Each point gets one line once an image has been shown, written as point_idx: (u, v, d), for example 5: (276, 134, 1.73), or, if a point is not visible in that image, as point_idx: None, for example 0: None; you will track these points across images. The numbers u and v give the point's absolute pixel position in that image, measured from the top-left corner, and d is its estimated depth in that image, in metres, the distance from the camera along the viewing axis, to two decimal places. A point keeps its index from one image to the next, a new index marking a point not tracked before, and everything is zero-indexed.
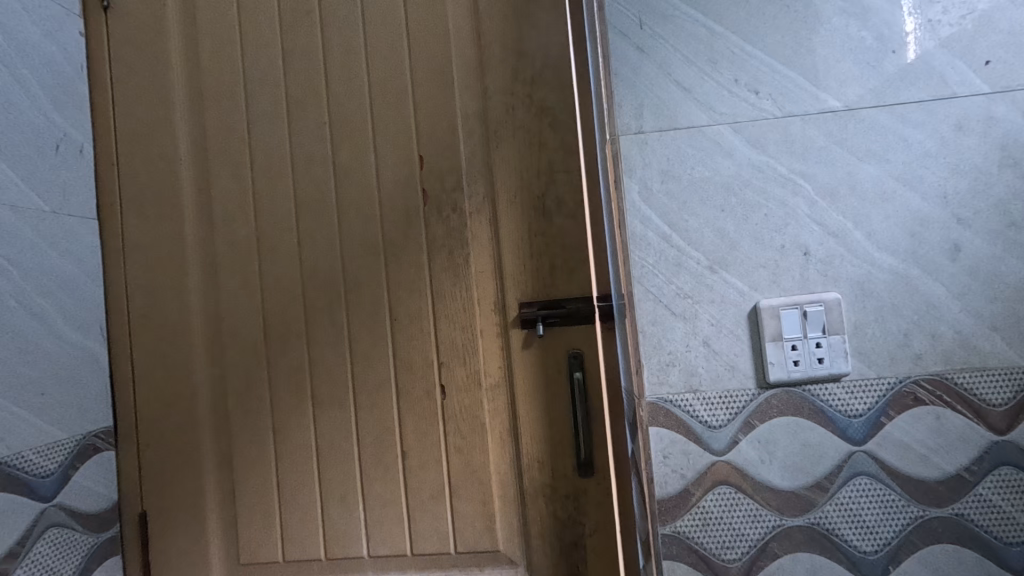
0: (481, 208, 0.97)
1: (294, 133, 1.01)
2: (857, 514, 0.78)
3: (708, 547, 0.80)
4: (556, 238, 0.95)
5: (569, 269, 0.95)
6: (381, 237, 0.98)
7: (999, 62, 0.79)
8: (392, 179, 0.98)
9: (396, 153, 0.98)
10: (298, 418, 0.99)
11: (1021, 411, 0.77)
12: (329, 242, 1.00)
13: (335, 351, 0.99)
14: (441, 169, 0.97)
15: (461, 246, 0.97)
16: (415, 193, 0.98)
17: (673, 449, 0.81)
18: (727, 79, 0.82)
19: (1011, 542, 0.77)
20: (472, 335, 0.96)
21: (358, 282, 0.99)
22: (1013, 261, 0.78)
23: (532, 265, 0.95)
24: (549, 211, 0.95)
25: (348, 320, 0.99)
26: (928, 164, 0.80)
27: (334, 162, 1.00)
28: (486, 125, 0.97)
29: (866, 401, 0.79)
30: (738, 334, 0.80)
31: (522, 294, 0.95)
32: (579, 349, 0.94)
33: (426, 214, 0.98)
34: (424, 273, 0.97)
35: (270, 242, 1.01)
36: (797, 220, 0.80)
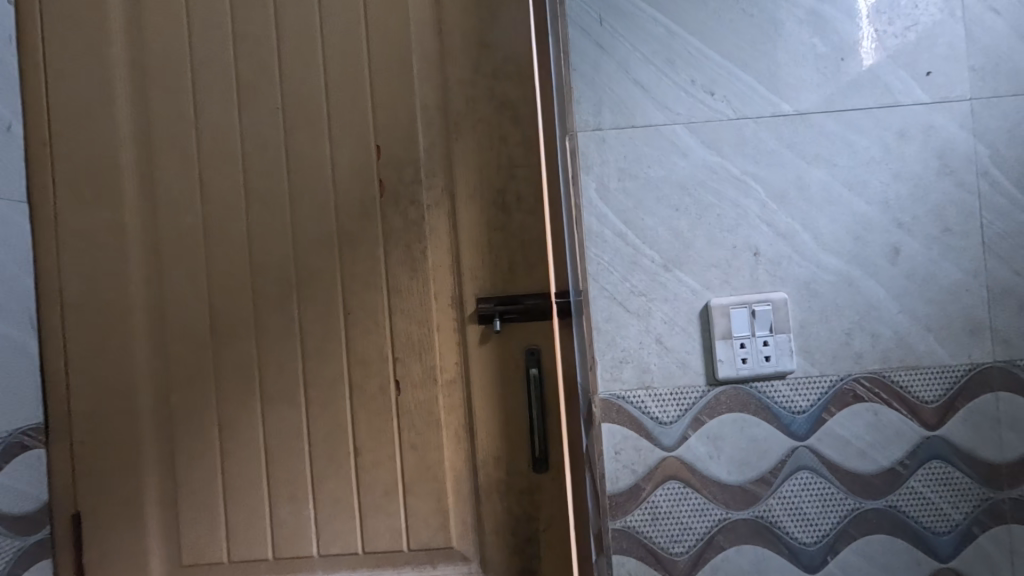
0: (440, 201, 0.95)
1: (245, 117, 0.96)
2: (798, 507, 0.81)
3: (657, 541, 0.81)
4: (515, 233, 0.95)
5: (527, 265, 0.95)
6: (336, 228, 0.96)
7: (939, 73, 0.82)
8: (348, 169, 0.96)
9: (353, 141, 0.95)
10: (245, 414, 0.96)
11: (949, 408, 0.81)
12: (281, 232, 0.96)
13: (286, 344, 0.96)
14: (399, 160, 0.95)
15: (419, 240, 0.95)
16: (371, 184, 0.95)
17: (624, 445, 0.81)
18: (685, 79, 0.83)
19: (937, 530, 0.81)
20: (429, 330, 0.95)
21: (312, 273, 0.96)
22: (946, 265, 0.82)
23: (490, 260, 0.95)
24: (508, 206, 0.94)
25: (301, 312, 0.96)
26: (872, 170, 0.82)
27: (287, 148, 0.96)
28: (446, 117, 0.95)
29: (809, 398, 0.81)
30: (689, 332, 0.82)
31: (479, 289, 0.94)
32: (536, 345, 0.94)
33: (383, 206, 0.95)
34: (380, 266, 0.95)
35: (218, 231, 0.97)
36: (749, 221, 0.82)
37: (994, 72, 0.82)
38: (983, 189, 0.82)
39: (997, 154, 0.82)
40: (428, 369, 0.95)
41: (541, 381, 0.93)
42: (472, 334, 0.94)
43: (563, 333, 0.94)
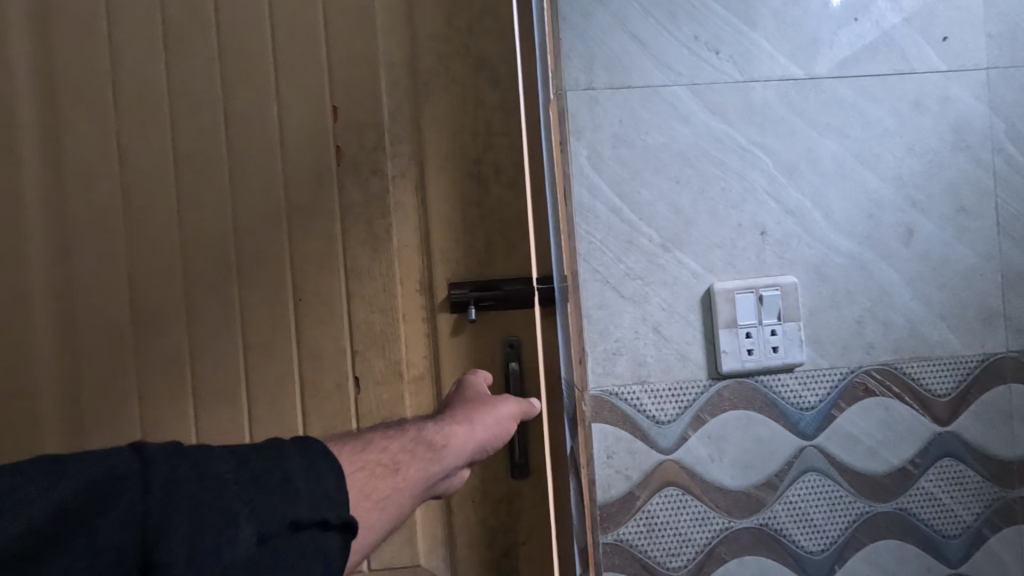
0: (406, 171, 0.83)
1: (173, 66, 0.81)
2: (805, 513, 0.73)
3: (652, 555, 0.72)
4: (492, 209, 0.83)
5: (505, 246, 0.84)
6: (285, 200, 0.82)
7: (956, 40, 0.76)
8: (299, 130, 0.82)
9: (305, 99, 0.82)
10: (175, 417, 0.81)
11: (963, 402, 0.75)
12: (218, 203, 0.82)
13: (223, 335, 0.82)
14: (359, 123, 0.82)
15: (382, 216, 0.83)
16: (326, 150, 0.82)
17: (617, 448, 0.72)
18: (687, 35, 0.73)
19: (950, 534, 0.75)
20: (393, 319, 0.83)
21: (255, 252, 0.82)
22: (961, 248, 0.76)
23: (464, 239, 0.83)
24: (485, 178, 0.83)
25: (241, 297, 0.82)
26: (886, 143, 0.75)
27: (224, 104, 0.82)
28: (414, 75, 0.83)
29: (818, 392, 0.74)
30: (690, 320, 0.73)
31: (452, 272, 0.83)
32: (515, 336, 0.83)
33: (340, 175, 0.82)
34: (336, 245, 0.82)
35: (140, 201, 0.82)
36: (755, 197, 0.74)
37: (1011, 40, 0.76)
38: (999, 166, 0.76)
39: (1013, 129, 0.76)
40: (392, 363, 0.83)
41: (520, 377, 0.83)
42: (443, 323, 0.83)
43: (545, 323, 0.84)
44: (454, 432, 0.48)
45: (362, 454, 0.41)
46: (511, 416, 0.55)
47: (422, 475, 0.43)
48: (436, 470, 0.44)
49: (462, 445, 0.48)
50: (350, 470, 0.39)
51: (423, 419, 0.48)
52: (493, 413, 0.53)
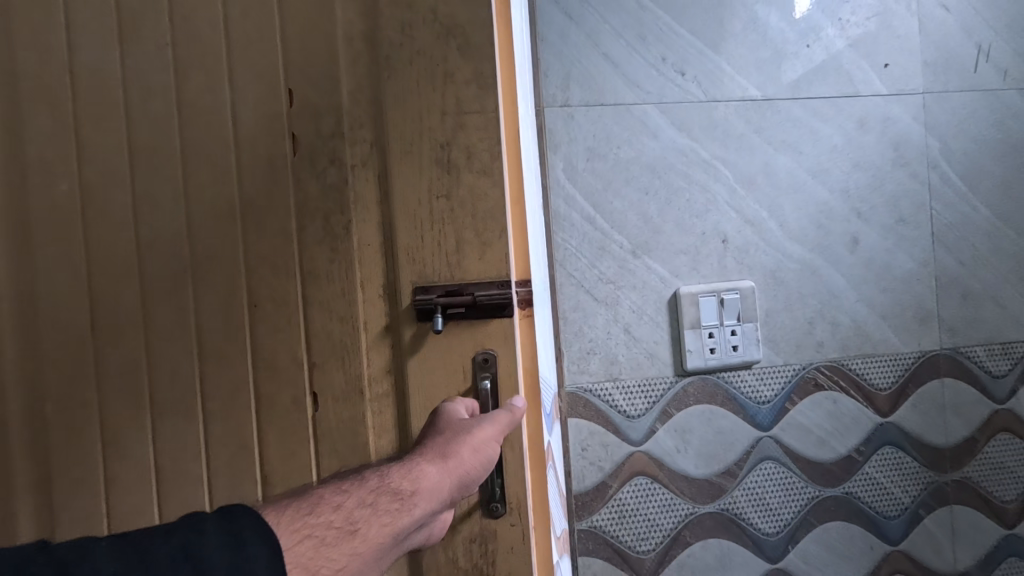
0: (368, 159, 0.59)
1: (97, 51, 0.60)
2: (762, 498, 0.80)
3: (623, 540, 0.77)
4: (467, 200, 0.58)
5: (481, 243, 0.59)
6: (246, 210, 0.61)
7: (896, 66, 0.84)
8: (253, 126, 0.60)
9: (258, 79, 0.60)
10: (124, 506, 0.61)
11: (901, 395, 0.83)
12: (160, 223, 0.61)
13: (176, 399, 0.61)
14: (317, 106, 0.60)
15: (336, 219, 0.60)
16: (282, 144, 0.60)
17: (591, 441, 0.77)
18: (655, 57, 0.79)
19: (890, 515, 0.83)
20: (348, 349, 0.60)
21: (212, 283, 0.61)
22: (902, 255, 0.83)
23: (432, 237, 0.59)
24: (454, 164, 0.58)
25: (198, 345, 0.61)
26: (835, 159, 0.82)
27: (164, 94, 0.61)
28: (371, 37, 0.59)
29: (774, 387, 0.80)
30: (658, 321, 0.78)
31: (422, 274, 0.59)
32: (492, 349, 0.59)
33: (297, 170, 0.60)
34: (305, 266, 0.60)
35: (58, 228, 0.61)
36: (716, 207, 0.80)
37: (943, 67, 0.85)
38: (933, 181, 0.84)
39: (945, 148, 0.84)
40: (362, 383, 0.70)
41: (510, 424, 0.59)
42: (406, 344, 0.59)
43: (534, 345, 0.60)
44: (424, 474, 0.43)
45: (306, 518, 0.35)
46: (488, 453, 0.48)
47: (384, 531, 0.38)
48: (407, 521, 0.40)
49: (434, 487, 0.44)
50: (299, 538, 0.34)
51: (388, 461, 0.44)
52: (470, 443, 0.48)
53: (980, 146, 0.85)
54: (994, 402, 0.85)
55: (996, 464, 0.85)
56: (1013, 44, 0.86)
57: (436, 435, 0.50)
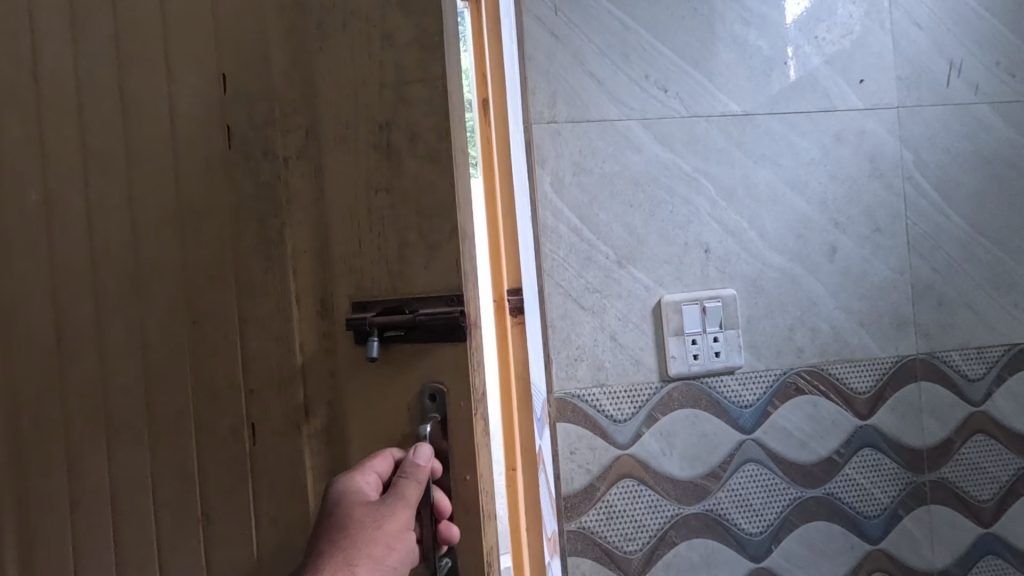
0: (303, 150, 0.55)
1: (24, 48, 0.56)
2: (745, 499, 0.83)
3: (611, 541, 0.80)
4: (411, 192, 0.53)
5: (426, 245, 0.53)
6: (194, 215, 0.55)
7: (871, 81, 0.87)
8: (190, 122, 0.55)
9: (199, 72, 0.55)
10: (85, 552, 0.55)
11: (880, 398, 0.86)
12: (107, 240, 0.56)
13: (127, 430, 0.55)
14: (251, 94, 0.55)
15: (274, 220, 0.55)
16: (218, 138, 0.55)
17: (579, 445, 0.80)
18: (639, 75, 0.82)
19: (870, 515, 0.85)
20: (287, 360, 0.55)
21: (159, 296, 0.55)
22: (878, 263, 0.86)
23: (370, 240, 0.54)
24: (395, 147, 0.53)
25: (144, 366, 0.56)
26: (813, 171, 0.85)
27: (109, 97, 0.56)
28: (302, 6, 0.55)
29: (756, 391, 0.83)
30: (643, 328, 0.81)
31: (362, 280, 0.54)
32: (440, 384, 0.53)
33: (234, 168, 0.55)
34: (252, 271, 0.55)
35: (6, 246, 0.56)
36: (699, 218, 0.83)
37: (916, 82, 0.88)
38: (908, 191, 0.87)
39: (919, 159, 0.88)
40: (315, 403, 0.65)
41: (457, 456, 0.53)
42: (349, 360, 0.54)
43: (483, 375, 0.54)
44: None
45: None
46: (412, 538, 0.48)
47: None
48: None
49: None
50: None
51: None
52: (380, 544, 0.46)
53: (954, 158, 0.88)
54: (970, 404, 0.88)
55: (972, 465, 0.87)
56: (983, 60, 0.89)
57: (341, 533, 0.46)
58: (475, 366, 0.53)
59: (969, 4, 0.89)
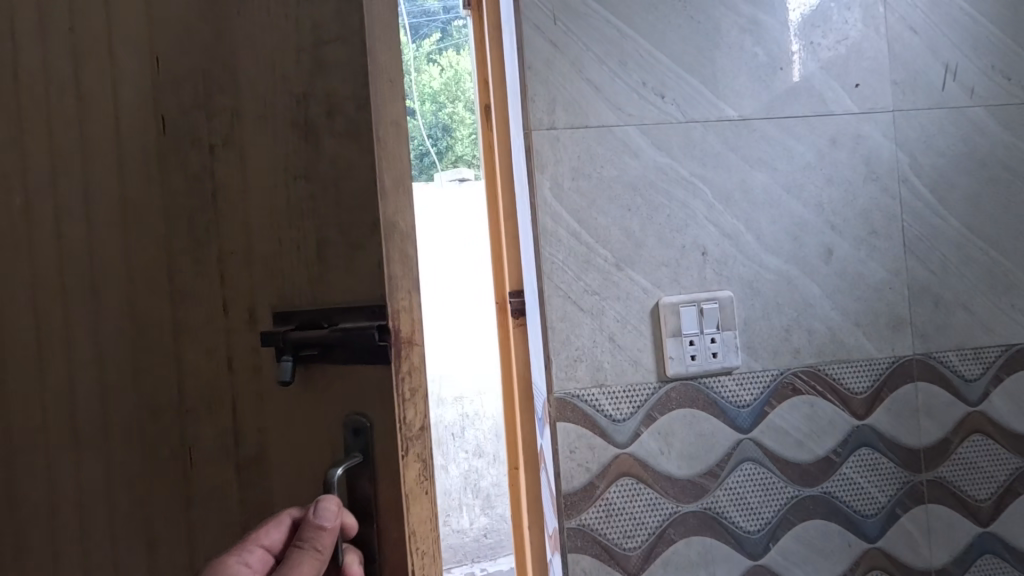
0: (229, 138, 0.54)
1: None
2: (743, 497, 0.84)
3: (610, 538, 0.82)
4: (328, 177, 0.51)
5: (348, 246, 0.50)
6: (139, 205, 0.56)
7: (866, 86, 0.88)
8: (135, 114, 0.56)
9: (141, 63, 0.56)
10: (105, 543, 0.58)
11: (876, 399, 0.87)
12: (65, 237, 0.57)
13: (90, 426, 0.58)
14: (186, 83, 0.55)
15: (210, 205, 0.55)
16: (158, 129, 0.56)
17: (579, 444, 0.81)
18: (636, 81, 0.84)
19: (867, 513, 0.87)
20: (218, 365, 0.56)
21: (107, 281, 0.57)
22: (874, 265, 0.88)
23: (290, 238, 0.52)
24: (314, 125, 0.51)
25: (100, 357, 0.57)
26: (808, 175, 0.87)
27: (63, 92, 0.57)
28: None
29: (753, 391, 0.85)
30: (641, 329, 0.83)
31: (286, 280, 0.53)
32: (364, 415, 0.49)
33: (174, 162, 0.56)
34: (192, 254, 0.56)
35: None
36: (696, 222, 0.84)
37: (911, 86, 0.89)
38: (904, 194, 0.88)
39: (915, 162, 0.89)
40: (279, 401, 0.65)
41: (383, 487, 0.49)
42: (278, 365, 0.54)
43: (411, 404, 0.48)
44: None
45: None
46: None
47: None
48: None
49: None
50: None
51: None
52: None
53: (949, 161, 0.89)
54: (967, 404, 0.89)
55: (969, 465, 0.88)
56: (979, 63, 0.90)
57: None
58: (401, 395, 0.48)
59: (964, 8, 0.90)
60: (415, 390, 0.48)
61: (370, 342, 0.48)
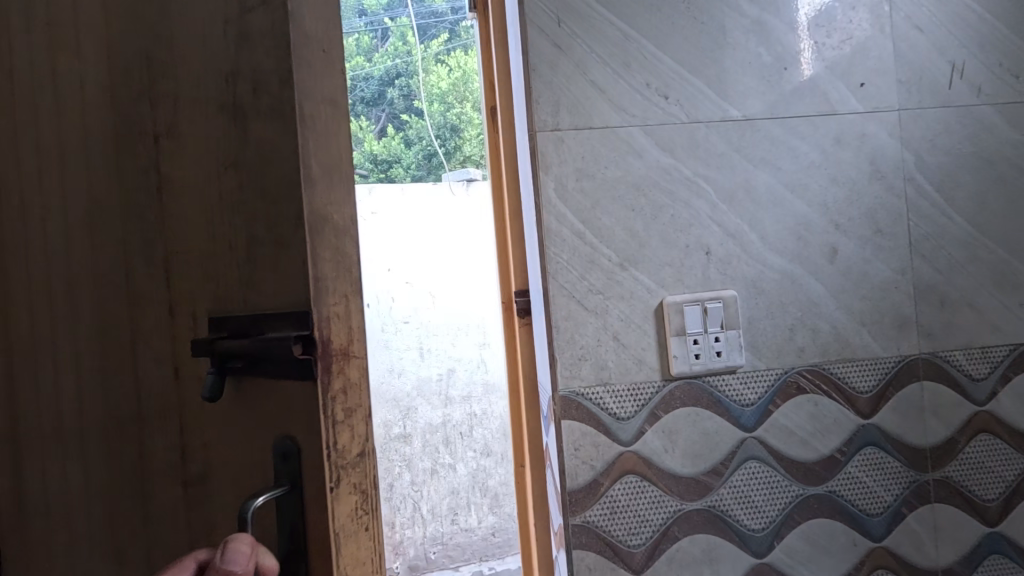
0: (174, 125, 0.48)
1: None
2: (747, 495, 0.84)
3: (615, 535, 0.83)
4: (259, 165, 0.46)
5: (276, 246, 0.46)
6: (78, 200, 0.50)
7: (871, 85, 0.88)
8: (75, 95, 0.50)
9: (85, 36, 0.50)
10: None
11: (882, 398, 0.87)
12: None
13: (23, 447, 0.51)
14: (132, 61, 0.49)
15: (148, 197, 0.49)
16: (99, 113, 0.49)
17: (583, 441, 0.82)
18: (639, 83, 0.85)
19: (873, 512, 0.87)
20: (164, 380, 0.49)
21: (42, 283, 0.51)
22: (879, 264, 0.88)
23: (224, 236, 0.47)
24: (241, 104, 0.47)
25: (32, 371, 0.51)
26: (813, 174, 0.87)
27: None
28: None
29: (757, 390, 0.85)
30: (645, 328, 0.84)
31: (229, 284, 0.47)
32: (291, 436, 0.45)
33: (115, 151, 0.49)
34: (126, 252, 0.49)
35: None
36: (700, 222, 0.85)
37: (917, 85, 0.89)
38: (910, 193, 0.88)
39: (921, 161, 0.88)
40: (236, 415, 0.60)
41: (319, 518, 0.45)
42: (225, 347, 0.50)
43: (346, 426, 0.45)
44: None
45: None
46: None
47: None
48: None
49: None
50: None
51: None
52: None
53: (955, 160, 0.89)
54: (974, 404, 0.88)
55: (976, 464, 0.88)
56: (986, 62, 0.90)
57: None
58: (333, 416, 0.44)
59: (970, 6, 0.90)
60: (347, 408, 0.45)
61: (289, 354, 0.43)
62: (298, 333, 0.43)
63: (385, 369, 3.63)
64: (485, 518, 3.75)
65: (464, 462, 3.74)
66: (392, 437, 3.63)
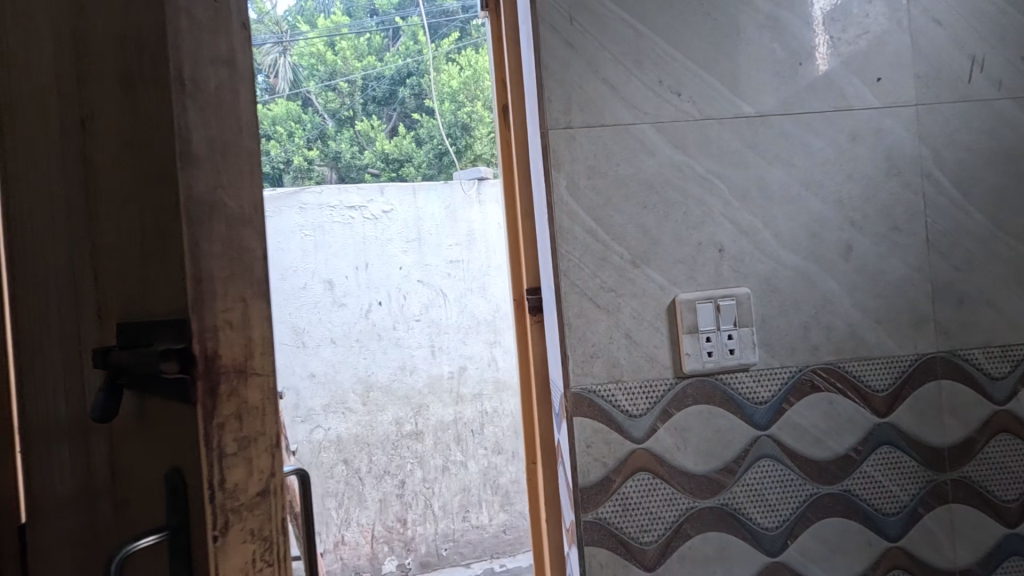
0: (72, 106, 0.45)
1: None
2: (760, 494, 0.84)
3: (627, 532, 0.83)
4: (148, 149, 0.43)
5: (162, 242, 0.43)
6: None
7: (888, 80, 0.87)
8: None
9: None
10: None
11: (898, 396, 0.86)
12: None
13: None
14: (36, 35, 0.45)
15: (50, 184, 0.45)
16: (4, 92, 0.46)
17: (595, 438, 0.83)
18: (652, 80, 0.84)
19: (888, 512, 0.86)
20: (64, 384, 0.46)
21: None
22: (895, 261, 0.87)
23: (119, 230, 0.44)
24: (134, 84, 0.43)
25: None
26: (827, 171, 0.86)
27: None
28: None
29: (771, 388, 0.84)
30: (657, 326, 0.84)
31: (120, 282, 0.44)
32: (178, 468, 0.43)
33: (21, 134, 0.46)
34: (22, 242, 0.46)
35: None
36: (712, 219, 0.85)
37: (935, 79, 0.88)
38: (927, 189, 0.87)
39: (939, 157, 0.87)
40: None
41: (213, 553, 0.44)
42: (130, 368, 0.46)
43: (238, 451, 0.44)
44: None
45: None
46: None
47: None
48: None
49: None
50: None
51: None
52: None
53: (974, 155, 0.88)
54: (993, 403, 0.87)
55: (995, 465, 0.87)
56: (1006, 55, 0.89)
57: None
58: (214, 442, 0.43)
59: None
60: (239, 437, 0.44)
61: (164, 374, 0.42)
62: (177, 349, 0.42)
63: (397, 367, 3.66)
64: (496, 515, 3.78)
65: (475, 460, 3.76)
66: (404, 434, 3.66)
